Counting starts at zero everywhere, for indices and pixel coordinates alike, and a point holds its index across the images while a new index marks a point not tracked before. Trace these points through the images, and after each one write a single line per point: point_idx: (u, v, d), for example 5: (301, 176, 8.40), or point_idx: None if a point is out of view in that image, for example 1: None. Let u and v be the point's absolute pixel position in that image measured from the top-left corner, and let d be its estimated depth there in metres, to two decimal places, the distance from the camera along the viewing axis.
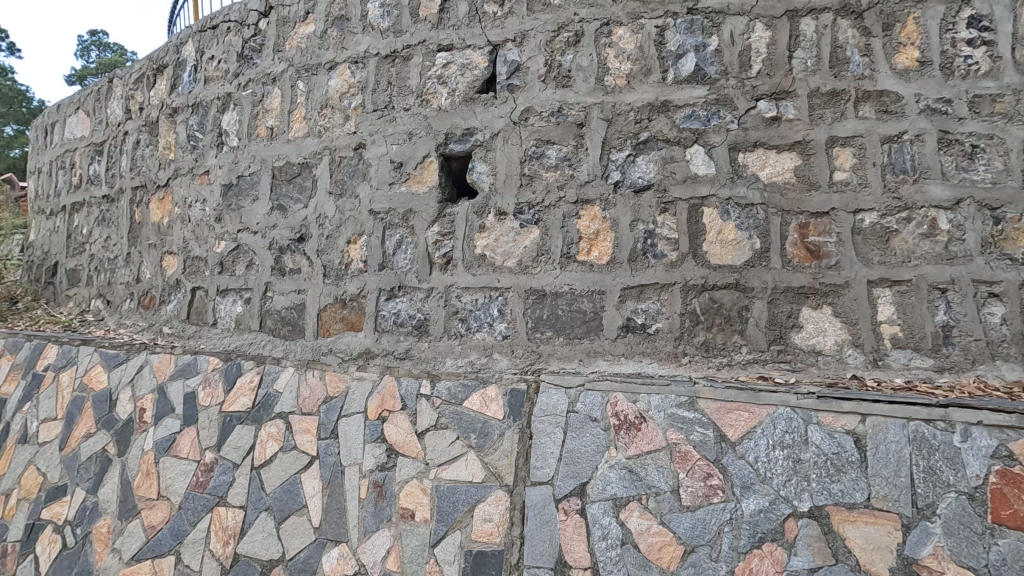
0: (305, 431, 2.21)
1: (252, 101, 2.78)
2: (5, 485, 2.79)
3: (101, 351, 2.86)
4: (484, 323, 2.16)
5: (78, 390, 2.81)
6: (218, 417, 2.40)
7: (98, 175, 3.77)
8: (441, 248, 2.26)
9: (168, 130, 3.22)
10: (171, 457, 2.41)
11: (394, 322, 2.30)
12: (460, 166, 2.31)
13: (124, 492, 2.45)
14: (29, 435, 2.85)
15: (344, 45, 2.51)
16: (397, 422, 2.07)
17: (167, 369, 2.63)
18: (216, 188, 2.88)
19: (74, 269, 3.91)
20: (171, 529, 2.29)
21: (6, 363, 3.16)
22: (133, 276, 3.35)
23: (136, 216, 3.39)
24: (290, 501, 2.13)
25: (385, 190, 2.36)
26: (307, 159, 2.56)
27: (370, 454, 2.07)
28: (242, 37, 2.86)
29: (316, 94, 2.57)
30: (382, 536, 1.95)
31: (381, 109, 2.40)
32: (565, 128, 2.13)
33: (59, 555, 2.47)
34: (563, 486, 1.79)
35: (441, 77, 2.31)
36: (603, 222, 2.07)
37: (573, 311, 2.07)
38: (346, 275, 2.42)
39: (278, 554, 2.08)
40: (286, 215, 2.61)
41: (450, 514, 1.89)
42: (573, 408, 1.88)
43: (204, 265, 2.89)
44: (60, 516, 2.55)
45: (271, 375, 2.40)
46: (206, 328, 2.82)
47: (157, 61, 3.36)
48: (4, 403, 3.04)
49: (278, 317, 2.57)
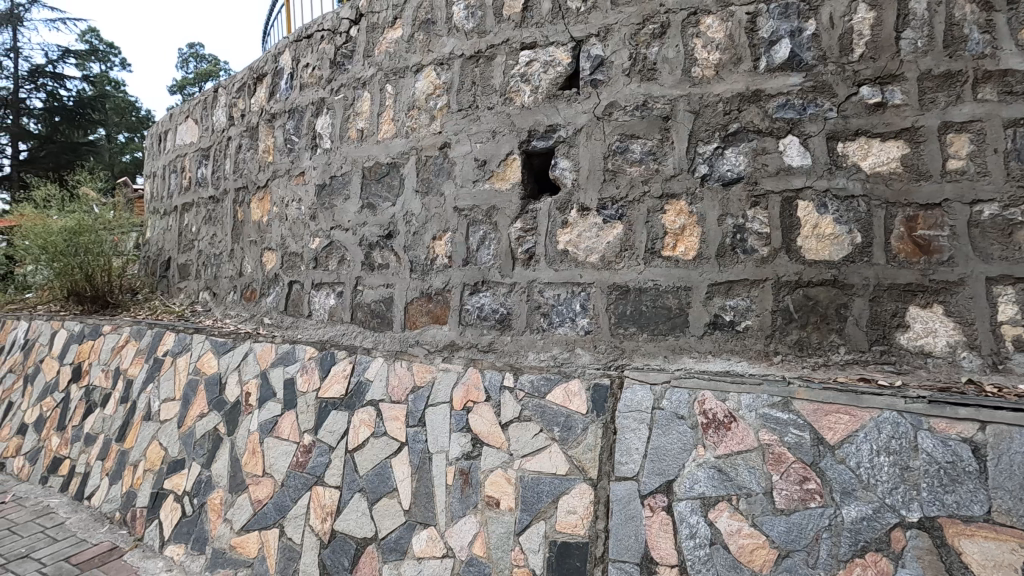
0: (394, 418, 2.32)
1: (344, 105, 2.94)
2: (133, 456, 3.13)
3: (211, 339, 3.13)
4: (567, 318, 2.19)
5: (193, 374, 3.09)
6: (315, 403, 2.57)
7: (205, 178, 4.11)
8: (523, 244, 2.30)
9: (267, 134, 3.46)
10: (274, 438, 2.61)
11: (478, 316, 2.37)
12: (543, 163, 2.34)
13: (234, 468, 2.68)
14: (152, 413, 3.17)
15: (431, 48, 2.60)
16: (481, 413, 2.14)
17: (269, 357, 2.84)
18: (311, 187, 3.07)
19: (184, 264, 4.30)
20: (276, 504, 2.48)
21: (131, 348, 3.52)
22: (236, 271, 3.64)
23: (239, 215, 3.67)
24: (382, 484, 2.25)
25: (469, 188, 2.43)
26: (395, 159, 2.68)
27: (456, 443, 2.14)
28: (335, 45, 3.03)
29: (404, 96, 2.68)
30: (469, 522, 2.02)
31: (465, 108, 2.47)
32: (650, 122, 2.10)
33: (179, 521, 2.75)
34: (649, 483, 1.79)
35: (524, 75, 2.34)
36: (689, 216, 2.03)
37: (658, 308, 2.05)
38: (432, 270, 2.52)
39: (371, 533, 2.21)
40: (375, 213, 2.74)
41: (535, 504, 1.93)
42: (658, 405, 1.86)
43: (300, 260, 3.10)
44: (179, 487, 2.83)
45: (363, 364, 2.54)
46: (302, 320, 3.04)
47: (257, 71, 3.62)
48: (130, 383, 3.39)
49: (368, 310, 2.72)
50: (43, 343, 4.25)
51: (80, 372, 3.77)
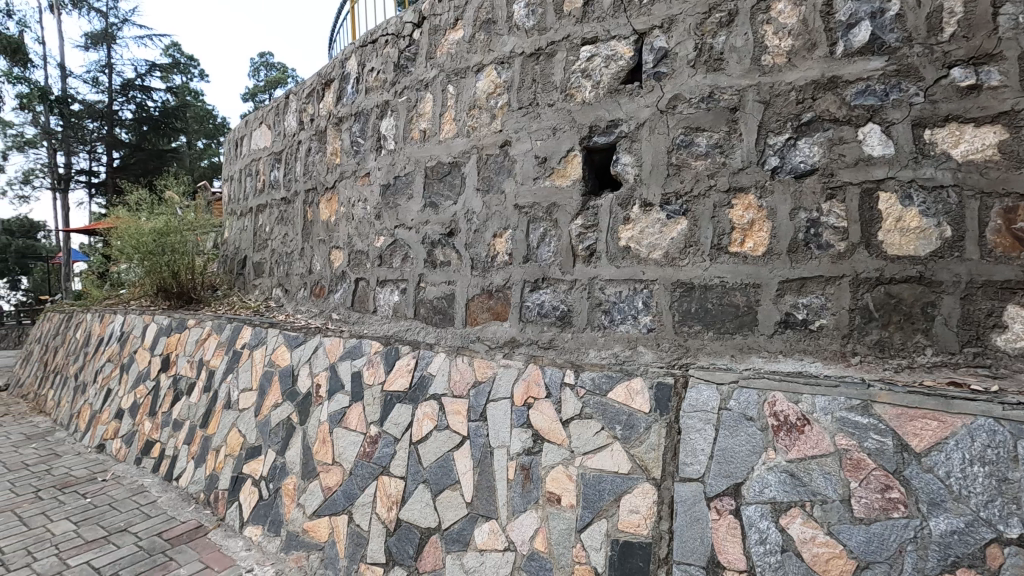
0: (456, 413, 2.37)
1: (407, 107, 3.02)
2: (215, 442, 3.35)
3: (285, 333, 3.31)
4: (628, 316, 2.17)
5: (268, 366, 3.28)
6: (380, 395, 2.67)
7: (278, 180, 4.33)
8: (584, 241, 2.29)
9: (335, 137, 3.61)
10: (342, 429, 2.73)
11: (538, 313, 2.39)
12: (604, 159, 2.32)
13: (306, 456, 2.82)
14: (232, 402, 3.38)
15: (491, 47, 2.63)
16: (542, 409, 2.14)
17: (338, 351, 2.97)
18: (376, 188, 3.18)
19: (259, 263, 4.56)
20: (345, 491, 2.59)
21: (213, 341, 3.77)
22: (306, 268, 3.82)
23: (308, 216, 3.85)
24: (445, 476, 2.31)
25: (529, 185, 2.45)
26: (456, 158, 2.73)
27: (517, 439, 2.16)
28: (398, 48, 3.12)
29: (465, 95, 2.72)
30: (530, 517, 2.04)
31: (525, 106, 2.48)
32: (716, 114, 2.04)
33: (257, 504, 2.92)
34: (715, 485, 1.74)
35: (585, 71, 2.32)
36: (758, 211, 1.95)
37: (724, 305, 1.99)
38: (493, 267, 2.56)
39: (434, 523, 2.27)
40: (437, 212, 2.81)
41: (596, 502, 1.92)
42: (725, 406, 1.81)
43: (366, 258, 3.22)
44: (257, 472, 3.01)
45: (425, 359, 2.61)
46: (368, 316, 3.18)
47: (325, 76, 3.77)
48: (212, 374, 3.64)
49: (431, 306, 2.81)
50: (136, 335, 4.62)
51: (168, 362, 4.07)
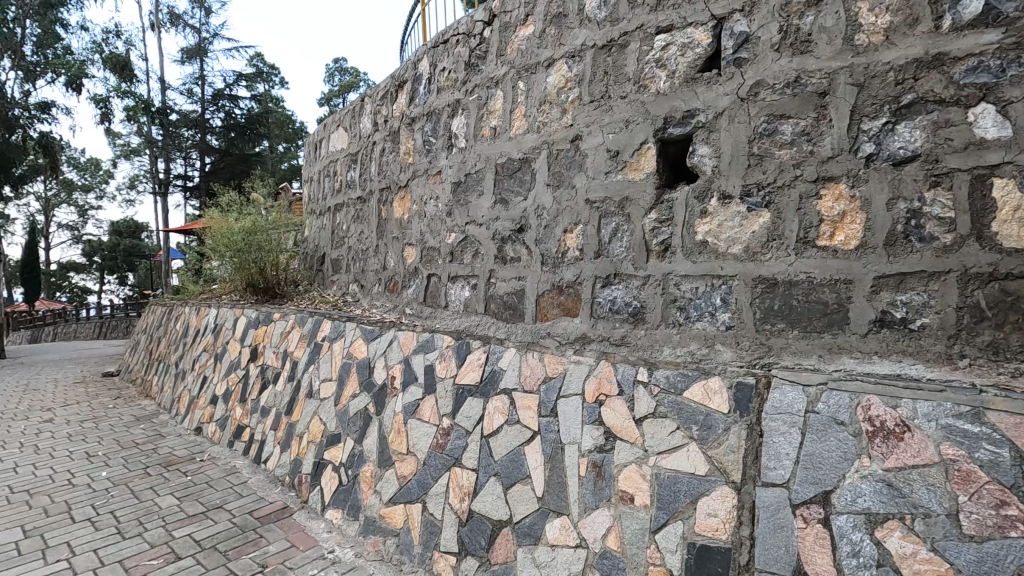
0: (527, 408, 2.38)
1: (478, 105, 3.06)
2: (299, 428, 3.55)
3: (362, 327, 3.45)
4: (705, 313, 2.09)
5: (346, 358, 3.43)
6: (452, 389, 2.72)
7: (354, 180, 4.52)
8: (658, 235, 2.23)
9: (408, 137, 3.71)
10: (416, 420, 2.81)
11: (610, 309, 2.36)
12: (679, 151, 2.24)
13: (382, 445, 2.93)
14: (313, 391, 3.57)
15: (562, 41, 2.61)
16: (614, 407, 2.11)
17: (411, 344, 3.06)
18: (447, 186, 3.25)
19: (336, 259, 4.78)
20: (419, 481, 2.68)
21: (296, 334, 3.99)
22: (381, 265, 3.97)
23: (383, 214, 4.00)
24: (516, 470, 2.33)
25: (601, 180, 2.41)
26: (527, 154, 2.74)
27: (589, 436, 2.14)
28: (469, 47, 3.16)
29: (536, 91, 2.72)
30: (602, 515, 2.02)
31: (597, 99, 2.44)
32: (803, 100, 1.92)
33: (337, 489, 3.08)
34: (802, 492, 1.65)
35: (660, 60, 2.25)
36: (850, 201, 1.82)
37: (811, 302, 1.87)
38: (563, 263, 2.56)
39: (506, 516, 2.30)
40: (507, 208, 2.83)
41: (671, 503, 1.87)
42: (813, 408, 1.71)
43: (437, 255, 3.31)
44: (337, 458, 3.16)
45: (496, 354, 2.63)
46: (440, 311, 3.27)
47: (398, 78, 3.89)
48: (295, 364, 3.86)
49: (501, 302, 2.85)
50: (228, 327, 4.97)
51: (256, 353, 4.35)
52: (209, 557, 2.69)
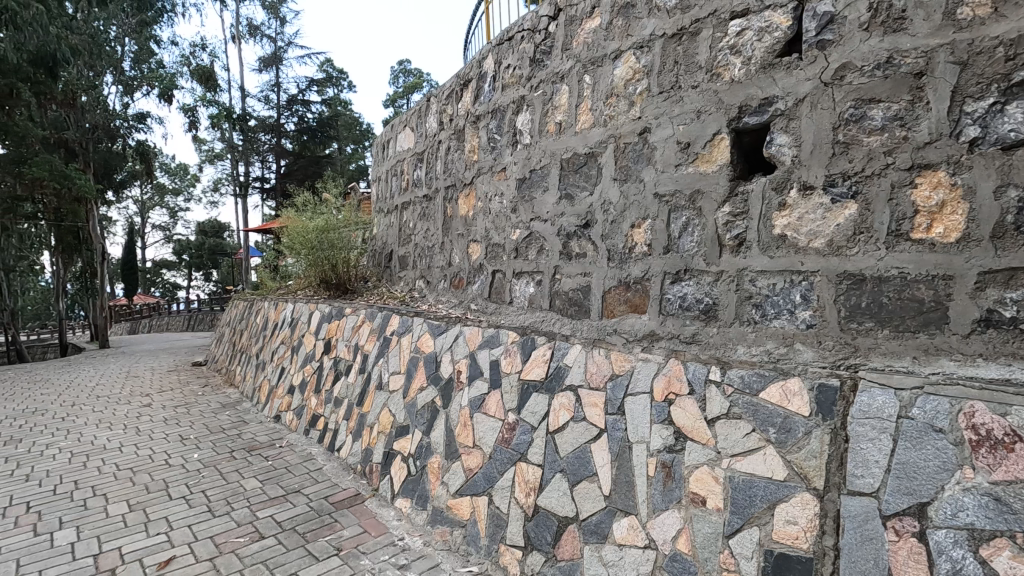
0: (593, 405, 2.35)
1: (543, 100, 3.06)
2: (370, 419, 3.69)
3: (429, 322, 3.54)
4: (784, 310, 1.99)
5: (414, 352, 3.53)
6: (517, 384, 2.74)
7: (420, 179, 4.63)
8: (732, 229, 2.15)
9: (473, 135, 3.76)
10: (482, 414, 2.85)
11: (680, 306, 2.29)
12: (754, 140, 2.14)
13: (449, 437, 3.00)
14: (383, 383, 3.69)
15: (630, 32, 2.55)
16: (684, 406, 2.05)
17: (477, 340, 3.10)
18: (512, 182, 3.27)
19: (403, 256, 4.93)
20: (485, 474, 2.72)
21: (366, 328, 4.15)
22: (446, 261, 4.06)
23: (448, 211, 4.08)
24: (582, 467, 2.31)
25: (671, 173, 2.34)
26: (593, 149, 2.71)
27: (658, 435, 2.09)
28: (534, 43, 3.16)
29: (602, 84, 2.68)
30: (672, 516, 1.97)
31: (667, 90, 2.37)
32: (895, 82, 1.77)
33: (406, 479, 3.17)
34: (894, 502, 1.54)
35: (734, 47, 2.15)
36: (951, 189, 1.66)
37: (904, 300, 1.73)
38: (630, 259, 2.51)
39: (572, 513, 2.29)
40: (572, 203, 2.82)
41: (747, 508, 1.80)
42: (906, 414, 1.58)
43: (502, 251, 3.35)
44: (405, 449, 3.26)
45: (561, 350, 2.61)
46: (504, 307, 3.31)
47: (463, 77, 3.94)
48: (366, 357, 4.01)
49: (566, 298, 2.84)
50: (303, 321, 5.24)
51: (330, 345, 4.56)
52: (289, 537, 2.85)
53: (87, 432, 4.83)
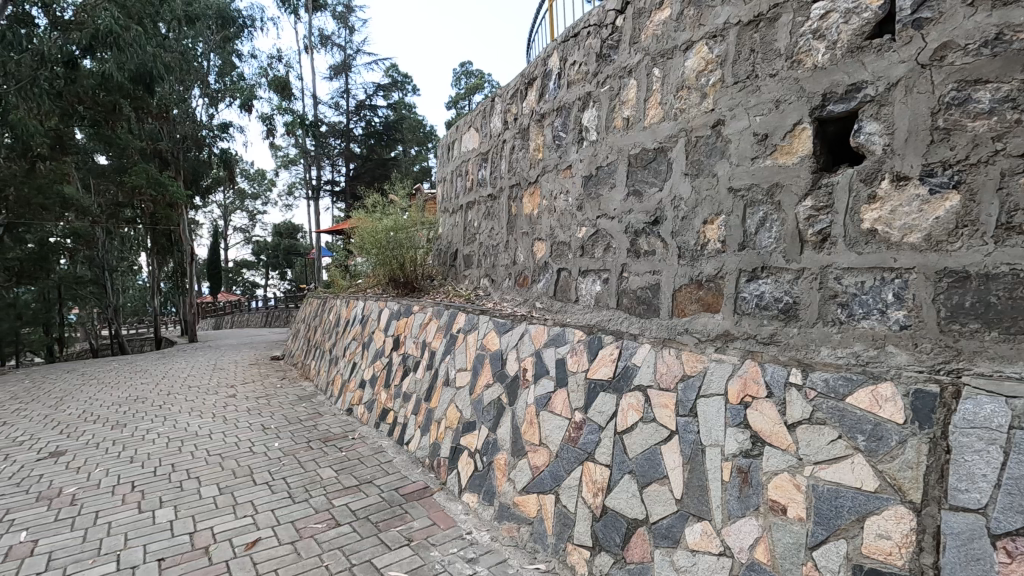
0: (664, 406, 2.29)
1: (611, 96, 3.02)
2: (437, 414, 3.78)
3: (494, 320, 3.57)
4: (874, 309, 1.86)
5: (481, 349, 3.58)
6: (584, 382, 2.71)
7: (484, 178, 4.68)
8: (815, 224, 2.03)
9: (538, 133, 3.77)
10: (549, 413, 2.85)
11: (757, 304, 2.20)
12: (840, 129, 2.01)
13: (515, 434, 3.02)
14: (450, 380, 3.77)
15: (702, 22, 2.46)
16: (762, 409, 1.95)
17: (543, 338, 3.09)
18: (578, 179, 3.26)
19: (468, 254, 5.01)
20: (552, 472, 2.71)
21: (433, 325, 4.25)
22: (511, 260, 4.10)
23: (513, 210, 4.11)
24: (652, 469, 2.26)
25: (747, 166, 2.25)
26: (663, 144, 2.65)
27: (733, 439, 2.01)
28: (601, 38, 3.12)
29: (673, 77, 2.61)
30: (749, 524, 1.90)
31: (743, 80, 2.27)
32: (1007, 59, 1.58)
33: (472, 474, 3.23)
34: (1005, 521, 1.39)
35: (817, 31, 2.02)
36: None
37: (1017, 299, 1.54)
38: (702, 256, 2.44)
39: (641, 515, 2.25)
40: (641, 200, 2.78)
41: (833, 519, 1.70)
42: (1019, 425, 1.41)
43: (568, 249, 3.36)
44: (472, 445, 3.32)
45: (629, 349, 2.55)
46: (570, 305, 3.31)
47: (528, 76, 3.95)
48: (433, 353, 4.10)
49: (634, 297, 2.81)
50: (373, 318, 5.44)
51: (399, 342, 4.70)
52: (363, 526, 2.96)
53: (182, 419, 5.24)
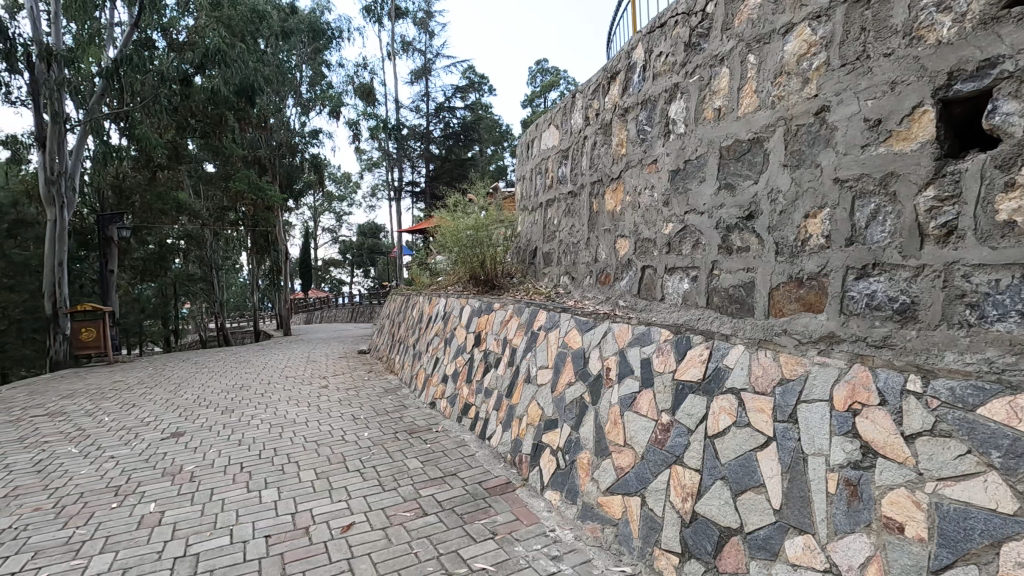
0: (760, 411, 2.16)
1: (700, 86, 2.91)
2: (519, 410, 3.81)
3: (576, 317, 3.55)
4: (1010, 311, 1.64)
5: (562, 347, 3.57)
6: (671, 383, 2.63)
7: (565, 176, 4.66)
8: (937, 217, 1.84)
9: (621, 129, 3.70)
10: (633, 413, 2.79)
11: (867, 304, 2.03)
12: (968, 110, 1.80)
13: (599, 434, 2.99)
14: (531, 377, 3.79)
15: (803, 2, 2.30)
16: (874, 418, 1.79)
17: (627, 336, 3.03)
18: (665, 174, 3.17)
19: (547, 252, 5.02)
20: (637, 474, 2.66)
21: (514, 323, 4.29)
22: (593, 257, 4.06)
23: (594, 207, 4.07)
24: (746, 477, 2.15)
25: (856, 154, 2.07)
26: (758, 134, 2.52)
27: (840, 449, 1.87)
28: (690, 27, 3.01)
29: (770, 63, 2.47)
30: (860, 541, 1.76)
31: (851, 62, 2.09)
32: None
33: (555, 471, 3.23)
34: None
35: (942, 2, 1.80)
36: None
37: None
38: (803, 252, 2.29)
39: (735, 524, 2.15)
40: (734, 194, 2.66)
41: (960, 542, 1.53)
42: None
43: (653, 246, 3.28)
44: (554, 443, 3.32)
45: (720, 350, 2.44)
46: (655, 303, 3.24)
47: (611, 70, 3.89)
48: (514, 350, 4.14)
49: (726, 295, 2.70)
50: (454, 314, 5.58)
51: (480, 338, 4.79)
52: (449, 516, 3.05)
53: (281, 407, 5.64)
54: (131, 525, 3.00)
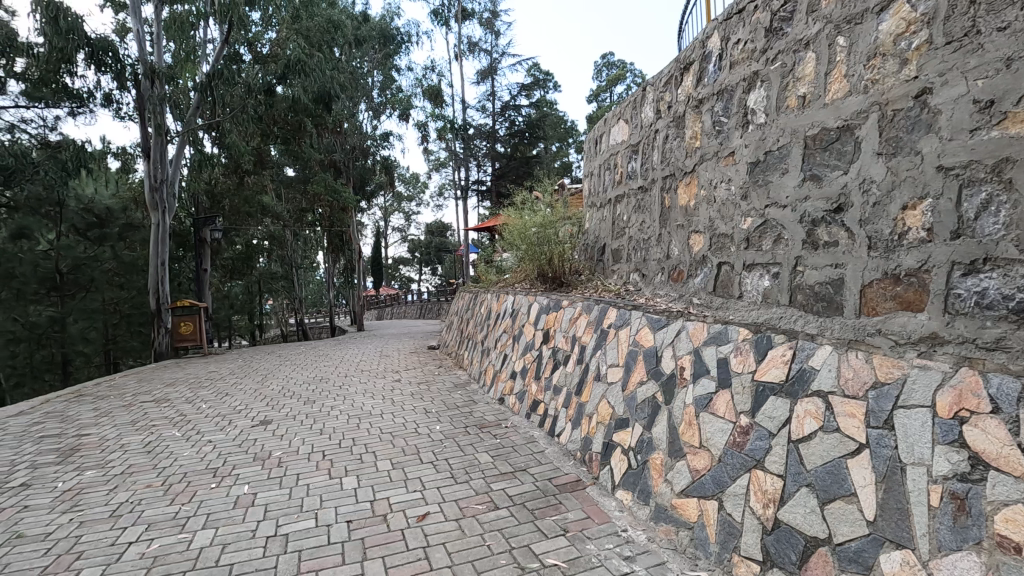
0: (851, 415, 2.04)
1: (782, 73, 2.77)
2: (589, 408, 3.79)
3: (648, 315, 3.49)
4: None
5: (633, 345, 3.51)
6: (751, 384, 2.52)
7: (634, 170, 4.58)
8: None
9: (695, 120, 3.59)
10: (710, 414, 2.70)
11: (976, 303, 1.86)
12: None
13: (672, 434, 2.92)
14: (601, 375, 3.75)
15: None
16: (985, 427, 1.64)
17: (702, 335, 2.94)
18: (743, 167, 3.05)
19: (617, 249, 4.94)
20: (714, 477, 2.58)
21: (583, 320, 4.26)
22: (665, 253, 3.97)
23: (667, 202, 3.97)
24: (835, 484, 2.03)
25: (963, 140, 1.90)
26: (849, 121, 2.37)
27: (944, 459, 1.72)
28: (771, 11, 2.88)
29: (862, 45, 2.31)
30: (967, 559, 1.62)
31: (958, 39, 1.91)
32: None
33: (626, 471, 3.19)
34: None
35: None
36: None
37: None
38: (901, 246, 2.13)
39: (823, 534, 2.04)
40: (821, 185, 2.52)
41: None
42: None
43: (730, 241, 3.16)
44: (626, 442, 3.28)
45: (806, 351, 2.32)
46: (733, 301, 3.13)
47: (684, 60, 3.77)
48: (584, 348, 4.12)
49: (811, 292, 2.57)
50: (522, 312, 5.62)
51: (548, 335, 4.80)
52: (520, 511, 3.08)
53: (357, 399, 5.91)
54: (229, 504, 3.26)
